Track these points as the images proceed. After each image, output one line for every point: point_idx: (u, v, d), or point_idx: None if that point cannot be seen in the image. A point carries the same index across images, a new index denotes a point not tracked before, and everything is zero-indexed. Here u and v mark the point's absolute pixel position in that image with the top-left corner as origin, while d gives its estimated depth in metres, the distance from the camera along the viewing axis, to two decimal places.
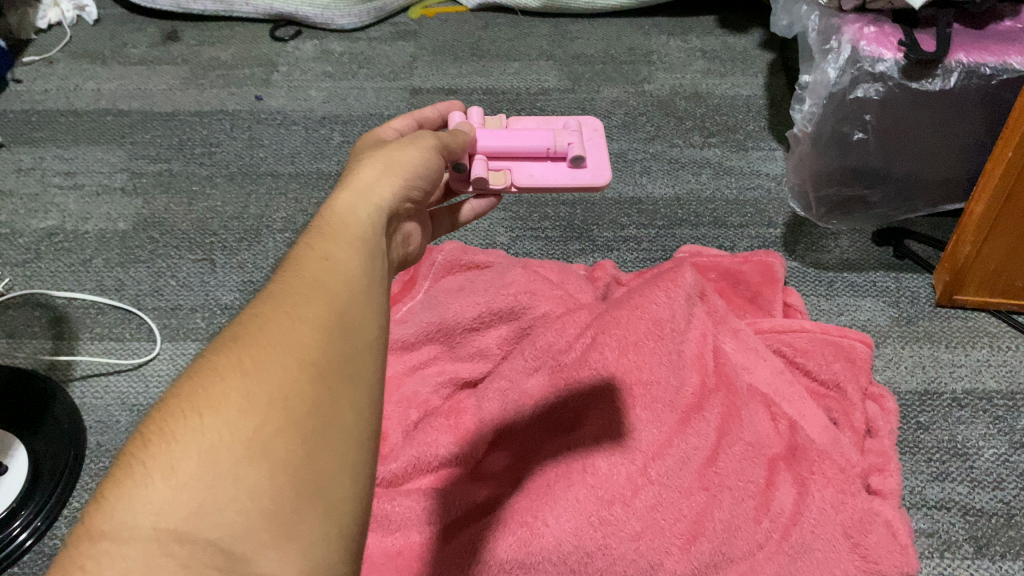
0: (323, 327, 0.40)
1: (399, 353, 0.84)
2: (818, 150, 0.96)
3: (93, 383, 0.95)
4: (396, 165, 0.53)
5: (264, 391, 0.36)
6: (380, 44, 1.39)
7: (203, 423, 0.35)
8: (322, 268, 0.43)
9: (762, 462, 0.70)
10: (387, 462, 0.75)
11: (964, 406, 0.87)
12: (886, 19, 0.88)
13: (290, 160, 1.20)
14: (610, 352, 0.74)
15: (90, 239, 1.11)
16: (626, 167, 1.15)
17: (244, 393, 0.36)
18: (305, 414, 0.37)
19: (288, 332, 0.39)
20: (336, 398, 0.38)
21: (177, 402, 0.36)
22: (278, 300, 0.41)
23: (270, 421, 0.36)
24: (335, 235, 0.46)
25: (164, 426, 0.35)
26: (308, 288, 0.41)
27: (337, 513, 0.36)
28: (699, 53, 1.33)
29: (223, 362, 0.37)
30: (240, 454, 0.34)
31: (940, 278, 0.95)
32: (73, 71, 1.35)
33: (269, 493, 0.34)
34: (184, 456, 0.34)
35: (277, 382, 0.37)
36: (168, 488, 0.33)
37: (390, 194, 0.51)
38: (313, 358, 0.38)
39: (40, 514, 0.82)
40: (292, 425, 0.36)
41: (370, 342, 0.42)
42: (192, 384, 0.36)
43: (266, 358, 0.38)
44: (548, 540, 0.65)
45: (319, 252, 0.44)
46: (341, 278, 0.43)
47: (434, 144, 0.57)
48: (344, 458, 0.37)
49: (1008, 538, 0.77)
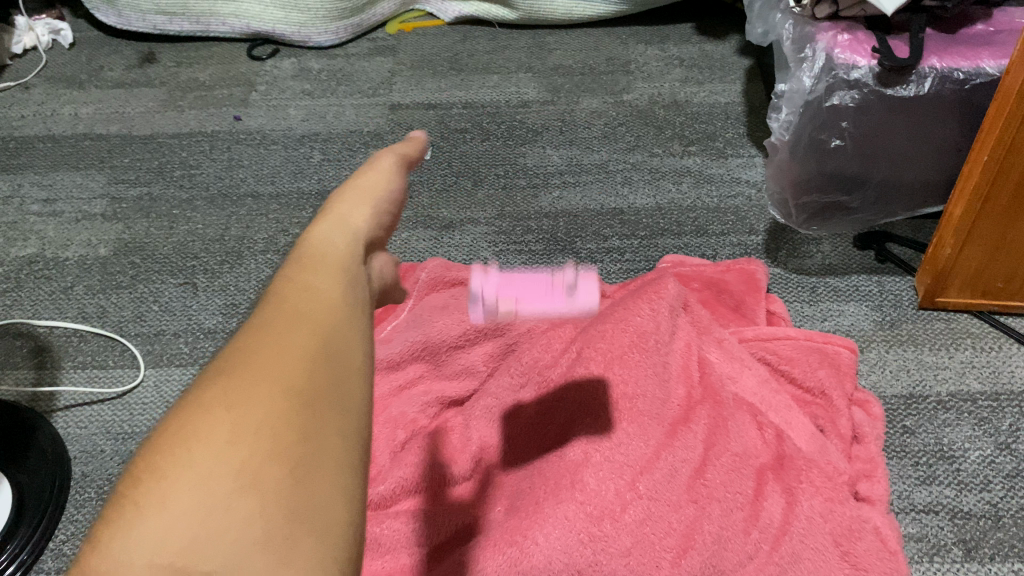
0: (310, 352, 0.38)
1: (385, 373, 0.84)
2: (796, 159, 0.96)
3: (77, 412, 0.95)
4: (368, 191, 0.52)
5: (251, 419, 0.35)
6: (358, 60, 1.39)
7: (191, 457, 0.34)
8: (303, 291, 0.42)
9: (749, 472, 0.70)
10: (375, 483, 0.75)
11: (949, 409, 0.87)
12: (859, 27, 0.89)
13: (270, 180, 1.20)
14: (595, 367, 0.75)
15: (71, 266, 1.11)
16: (607, 178, 1.16)
17: (230, 424, 0.35)
18: (295, 439, 0.35)
19: (275, 357, 0.38)
20: (328, 419, 0.36)
21: (165, 437, 0.35)
22: (263, 327, 0.39)
23: (259, 449, 0.34)
24: (318, 260, 0.45)
25: (153, 462, 0.34)
26: (291, 312, 0.40)
27: (336, 539, 0.33)
28: (676, 61, 1.33)
29: (210, 393, 0.36)
30: (229, 485, 0.33)
31: (921, 281, 0.95)
32: (50, 96, 1.34)
33: (260, 522, 0.32)
34: (172, 493, 0.33)
35: (264, 408, 0.35)
36: (158, 526, 0.32)
37: (367, 219, 0.51)
38: (300, 382, 0.37)
39: (27, 548, 0.81)
40: (282, 452, 0.34)
41: (363, 362, 0.40)
42: (180, 418, 0.35)
43: (251, 387, 0.36)
44: (537, 559, 0.64)
45: (303, 278, 0.43)
46: (326, 304, 0.42)
47: (397, 165, 0.57)
48: (341, 480, 0.35)
49: (996, 540, 0.77)
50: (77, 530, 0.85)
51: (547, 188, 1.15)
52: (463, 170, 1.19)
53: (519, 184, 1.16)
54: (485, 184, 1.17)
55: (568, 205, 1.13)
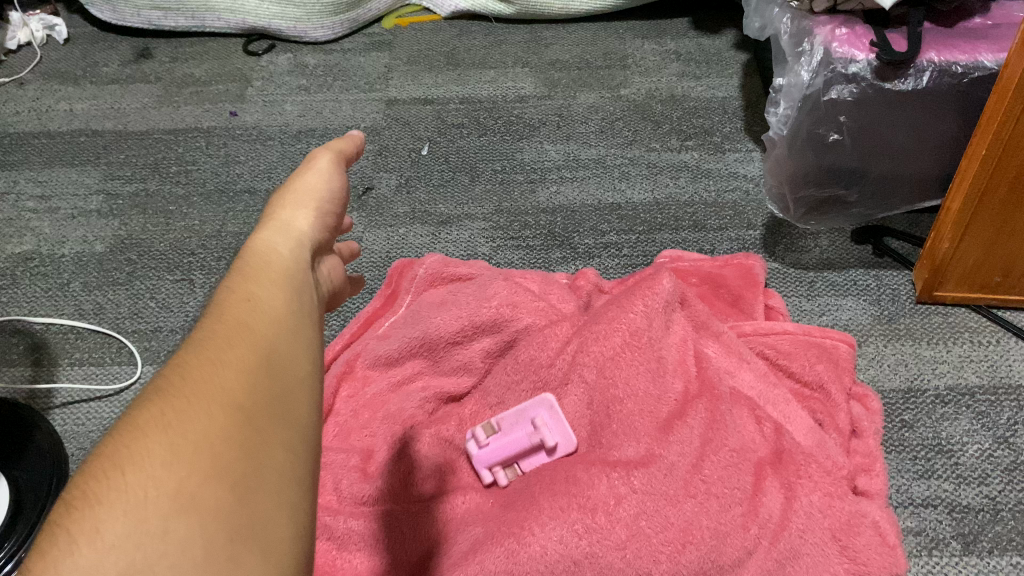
0: (248, 371, 0.41)
1: (383, 370, 0.84)
2: (794, 153, 0.96)
3: (74, 409, 0.95)
4: (307, 198, 0.55)
5: (189, 440, 0.37)
6: (354, 55, 1.38)
7: (128, 481, 0.35)
8: (244, 309, 0.44)
9: (748, 467, 0.69)
10: (373, 479, 0.75)
11: (947, 403, 0.87)
12: (857, 20, 0.88)
13: (266, 176, 1.19)
14: (589, 374, 0.77)
15: (67, 262, 1.10)
16: (605, 173, 1.15)
17: (168, 444, 0.36)
18: (234, 460, 0.37)
19: (213, 378, 0.40)
20: (265, 439, 0.39)
21: (101, 462, 0.36)
22: (201, 348, 0.41)
23: (197, 468, 0.36)
24: (258, 278, 0.47)
25: (88, 488, 0.35)
26: (231, 331, 0.42)
27: (277, 555, 0.35)
28: (674, 56, 1.33)
29: (146, 416, 0.37)
30: (168, 507, 0.34)
31: (919, 275, 0.95)
32: (45, 92, 1.34)
33: (201, 542, 0.34)
34: (110, 517, 0.34)
35: (202, 430, 0.37)
36: (97, 550, 0.33)
37: (308, 226, 0.54)
38: (238, 403, 0.39)
39: (24, 546, 0.81)
40: (221, 472, 0.36)
41: (299, 380, 0.43)
42: (115, 442, 0.36)
43: (189, 407, 0.38)
44: (536, 549, 0.65)
45: (241, 293, 0.45)
46: (266, 320, 0.44)
47: (332, 162, 0.59)
48: (280, 497, 0.37)
49: (994, 534, 0.77)
50: None
51: (544, 183, 1.15)
52: (460, 166, 1.19)
53: (516, 179, 1.16)
54: (482, 179, 1.16)
55: (565, 200, 1.12)
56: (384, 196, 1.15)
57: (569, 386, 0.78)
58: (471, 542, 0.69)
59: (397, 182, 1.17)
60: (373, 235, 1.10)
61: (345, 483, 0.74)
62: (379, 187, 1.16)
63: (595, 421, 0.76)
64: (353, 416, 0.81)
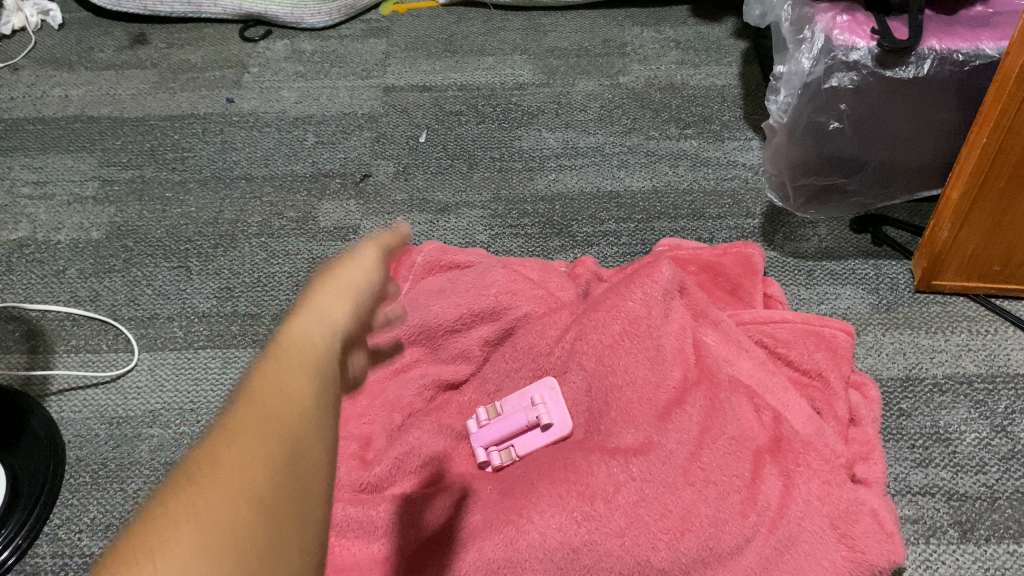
0: (304, 421, 0.39)
1: (381, 357, 0.84)
2: (794, 141, 0.96)
3: (70, 396, 0.95)
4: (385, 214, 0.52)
5: (249, 495, 0.35)
6: (352, 42, 1.37)
7: (184, 536, 0.33)
8: (308, 347, 0.42)
9: (747, 455, 0.69)
10: (371, 467, 0.76)
11: (945, 391, 0.88)
12: (858, 7, 0.88)
13: (264, 162, 1.19)
14: (588, 361, 0.76)
15: (63, 249, 1.10)
16: (603, 161, 1.15)
17: (229, 499, 0.35)
18: (284, 522, 0.36)
19: (273, 427, 0.38)
20: (311, 501, 0.38)
21: (159, 511, 0.34)
22: (260, 387, 0.40)
23: (252, 529, 0.35)
24: (281, 366, 0.41)
25: (146, 540, 0.33)
26: (293, 372, 0.41)
27: None
28: (673, 43, 1.32)
29: (207, 463, 0.36)
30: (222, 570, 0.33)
31: (918, 264, 0.95)
32: (40, 78, 1.33)
33: None
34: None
35: (262, 486, 0.36)
36: None
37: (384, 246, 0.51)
38: (294, 456, 0.38)
39: (21, 532, 0.82)
40: (272, 536, 0.35)
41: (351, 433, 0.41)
42: (174, 488, 0.35)
43: (245, 459, 0.36)
44: (534, 537, 0.66)
45: (308, 325, 0.44)
46: (326, 361, 0.42)
47: None
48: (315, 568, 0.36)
49: (992, 522, 0.78)
50: (72, 515, 0.85)
51: (543, 171, 1.15)
52: (458, 153, 1.18)
53: (515, 167, 1.15)
54: (480, 167, 1.16)
55: (564, 188, 1.12)
56: (382, 183, 1.15)
57: (569, 372, 0.78)
58: (470, 529, 0.69)
59: (395, 169, 1.17)
60: (371, 222, 1.10)
61: (345, 471, 0.75)
62: (376, 175, 1.16)
63: (593, 407, 0.76)
64: (352, 404, 0.81)
